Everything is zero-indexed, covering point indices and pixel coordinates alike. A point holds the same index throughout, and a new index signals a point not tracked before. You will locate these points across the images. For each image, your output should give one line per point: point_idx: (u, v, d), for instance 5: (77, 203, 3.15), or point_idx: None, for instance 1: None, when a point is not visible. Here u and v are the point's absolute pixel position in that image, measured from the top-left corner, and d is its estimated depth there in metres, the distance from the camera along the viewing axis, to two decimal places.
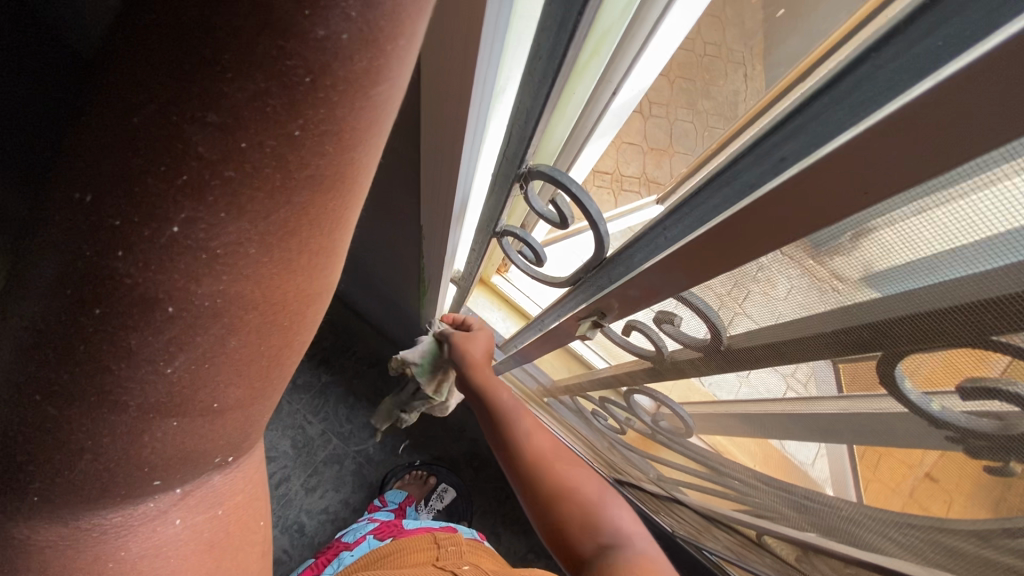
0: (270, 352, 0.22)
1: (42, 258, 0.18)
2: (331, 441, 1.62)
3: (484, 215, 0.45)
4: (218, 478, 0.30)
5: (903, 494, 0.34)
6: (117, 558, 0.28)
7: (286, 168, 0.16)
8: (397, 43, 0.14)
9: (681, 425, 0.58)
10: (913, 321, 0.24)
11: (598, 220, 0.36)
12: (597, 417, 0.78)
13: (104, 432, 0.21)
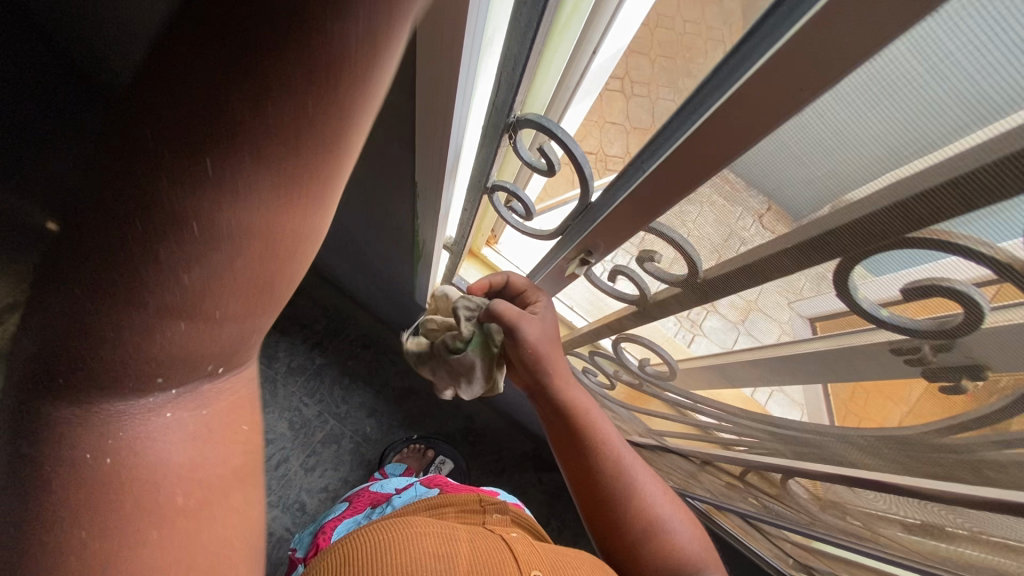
0: (269, 275, 0.24)
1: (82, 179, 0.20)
2: (328, 422, 1.65)
3: (474, 173, 0.49)
4: (211, 386, 0.32)
5: (876, 413, 0.41)
6: (119, 455, 0.30)
7: (294, 128, 0.18)
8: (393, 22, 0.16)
9: (666, 369, 0.63)
10: (854, 227, 0.28)
11: (583, 165, 0.39)
12: (587, 375, 0.82)
13: (120, 327, 0.23)
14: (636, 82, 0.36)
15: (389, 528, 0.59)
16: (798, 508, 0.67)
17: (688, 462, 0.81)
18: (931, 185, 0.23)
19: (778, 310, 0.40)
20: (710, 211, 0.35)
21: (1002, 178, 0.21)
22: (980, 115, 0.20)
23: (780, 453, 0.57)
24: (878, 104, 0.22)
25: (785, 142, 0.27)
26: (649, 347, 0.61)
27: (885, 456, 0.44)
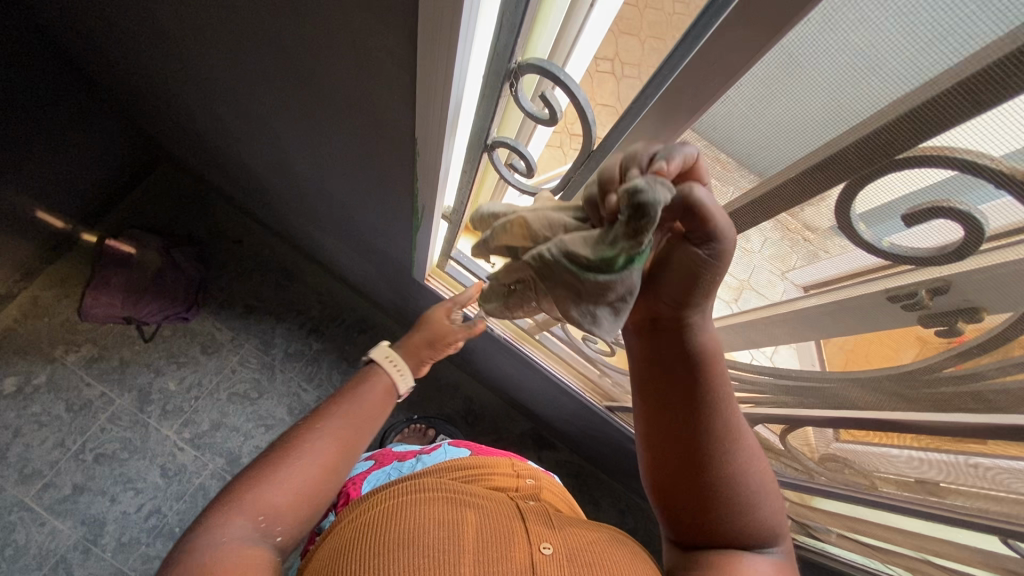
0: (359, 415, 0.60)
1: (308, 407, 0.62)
2: None
3: (474, 130, 0.49)
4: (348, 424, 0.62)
5: (876, 357, 0.44)
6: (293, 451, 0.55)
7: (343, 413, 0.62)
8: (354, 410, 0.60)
9: None
10: (859, 147, 0.30)
11: (585, 109, 0.39)
12: (588, 342, 0.83)
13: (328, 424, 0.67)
14: (626, 62, 0.36)
15: (417, 496, 0.59)
16: (801, 460, 0.69)
17: None
18: (912, 106, 0.26)
19: (775, 280, 0.46)
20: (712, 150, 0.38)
21: (973, 92, 0.24)
22: (956, 41, 0.23)
23: (786, 401, 0.58)
24: (860, 34, 0.25)
25: (768, 82, 0.30)
26: None
27: (892, 393, 0.45)
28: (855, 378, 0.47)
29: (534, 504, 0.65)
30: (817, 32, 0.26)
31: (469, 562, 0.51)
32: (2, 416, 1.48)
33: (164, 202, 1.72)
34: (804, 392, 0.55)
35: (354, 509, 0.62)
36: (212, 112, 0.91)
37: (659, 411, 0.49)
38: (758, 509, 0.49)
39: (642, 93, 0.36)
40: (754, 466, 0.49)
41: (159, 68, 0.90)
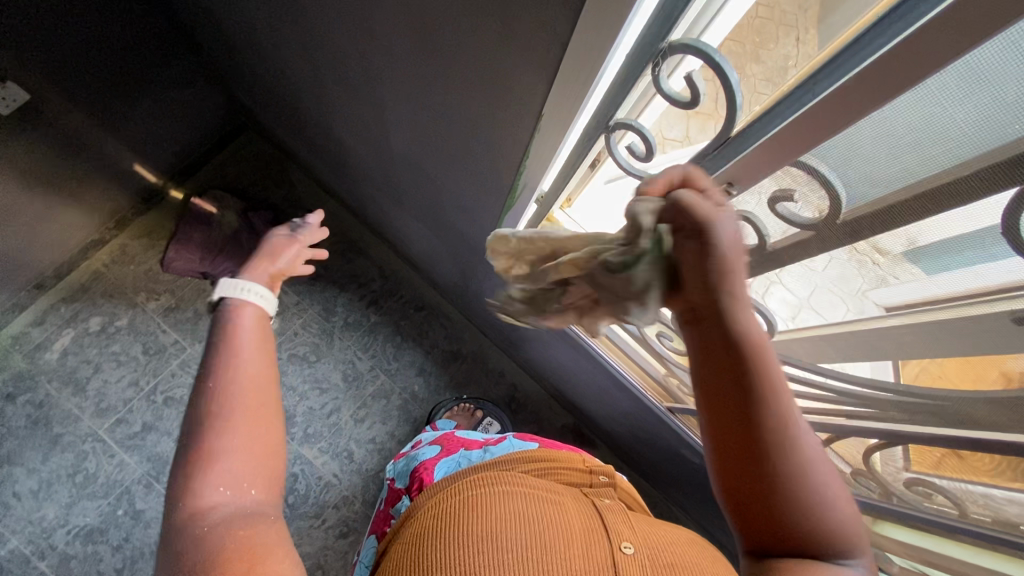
0: (254, 418, 0.56)
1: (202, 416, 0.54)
2: (379, 377, 1.71)
3: (600, 109, 0.49)
4: (240, 437, 0.54)
5: (972, 376, 0.43)
6: (219, 471, 0.51)
7: (223, 421, 0.54)
8: (217, 426, 0.53)
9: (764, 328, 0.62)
10: (997, 167, 0.30)
11: (735, 93, 0.38)
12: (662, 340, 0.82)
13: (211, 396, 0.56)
14: (764, 48, 0.37)
15: (501, 489, 0.61)
16: (881, 482, 0.66)
17: None
18: None
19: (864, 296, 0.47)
20: (846, 156, 0.37)
21: None
22: None
23: (877, 415, 0.57)
24: (1013, 70, 0.26)
25: (914, 106, 0.31)
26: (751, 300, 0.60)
27: (1018, 411, 0.41)
28: (965, 399, 0.45)
29: (610, 503, 0.65)
30: (974, 61, 0.27)
31: (566, 550, 0.53)
32: (87, 351, 1.61)
33: (246, 165, 1.80)
34: (898, 406, 0.53)
35: (427, 498, 0.66)
36: (318, 80, 0.95)
37: (720, 405, 0.51)
38: (830, 514, 0.48)
39: (795, 89, 0.36)
40: (820, 465, 0.49)
41: (277, 44, 0.96)
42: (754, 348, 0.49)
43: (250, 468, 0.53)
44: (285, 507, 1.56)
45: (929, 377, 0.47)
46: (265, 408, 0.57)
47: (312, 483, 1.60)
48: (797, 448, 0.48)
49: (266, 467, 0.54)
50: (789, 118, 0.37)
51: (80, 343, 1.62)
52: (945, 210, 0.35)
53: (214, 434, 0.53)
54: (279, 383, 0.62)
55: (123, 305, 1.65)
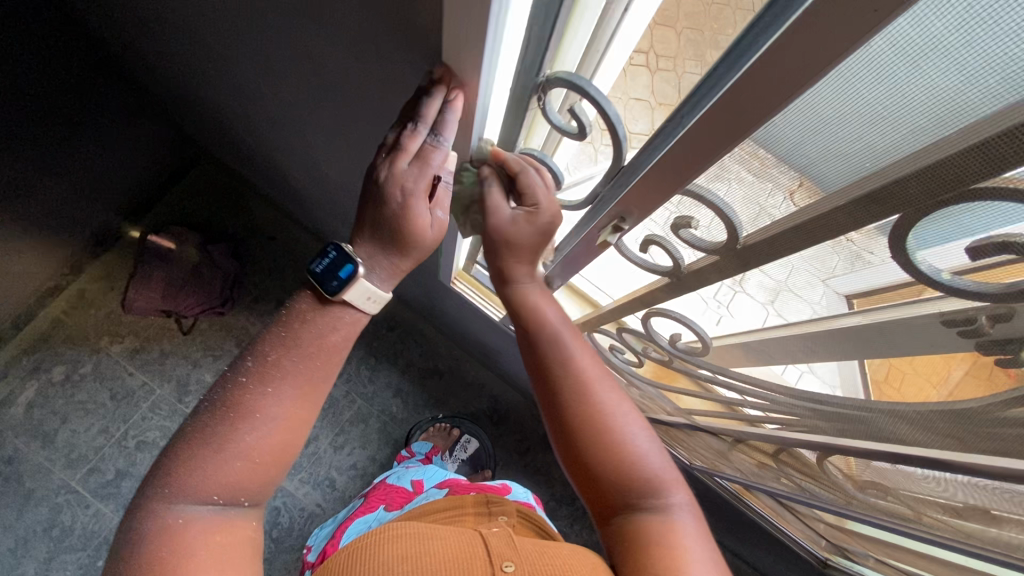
0: (286, 415, 0.56)
1: (249, 391, 0.55)
2: (355, 402, 1.68)
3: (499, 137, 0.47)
4: (256, 436, 0.55)
5: (912, 384, 0.41)
6: (219, 472, 0.53)
7: (245, 419, 0.54)
8: (244, 416, 0.54)
9: (699, 345, 0.60)
10: (881, 193, 0.28)
11: (618, 124, 0.37)
12: (614, 352, 0.81)
13: (267, 382, 0.56)
14: (660, 54, 0.33)
15: (395, 530, 0.58)
16: (833, 491, 0.66)
17: (718, 441, 0.79)
18: (948, 153, 0.24)
19: (814, 285, 0.39)
20: (739, 181, 0.35)
21: (1003, 152, 0.22)
22: (984, 93, 0.21)
23: (817, 432, 0.55)
24: (889, 76, 0.23)
25: (798, 115, 0.28)
26: (684, 322, 0.58)
27: (943, 432, 0.41)
28: (899, 415, 0.43)
29: (497, 530, 0.64)
30: (847, 68, 0.24)
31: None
32: (52, 402, 1.56)
33: (202, 197, 1.77)
34: (834, 424, 0.52)
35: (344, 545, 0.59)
36: (248, 112, 0.92)
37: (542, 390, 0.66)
38: (631, 457, 0.61)
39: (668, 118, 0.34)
40: (617, 422, 0.62)
41: (196, 74, 0.92)
42: (550, 340, 0.64)
43: (236, 485, 0.54)
44: (270, 542, 1.54)
45: (902, 388, 0.41)
46: (275, 440, 0.55)
47: (296, 515, 1.57)
48: (596, 413, 0.62)
49: (251, 486, 0.55)
50: (673, 141, 0.34)
51: (44, 394, 1.57)
52: (849, 234, 0.32)
53: (241, 424, 0.54)
54: (314, 407, 0.58)
55: (86, 353, 1.61)
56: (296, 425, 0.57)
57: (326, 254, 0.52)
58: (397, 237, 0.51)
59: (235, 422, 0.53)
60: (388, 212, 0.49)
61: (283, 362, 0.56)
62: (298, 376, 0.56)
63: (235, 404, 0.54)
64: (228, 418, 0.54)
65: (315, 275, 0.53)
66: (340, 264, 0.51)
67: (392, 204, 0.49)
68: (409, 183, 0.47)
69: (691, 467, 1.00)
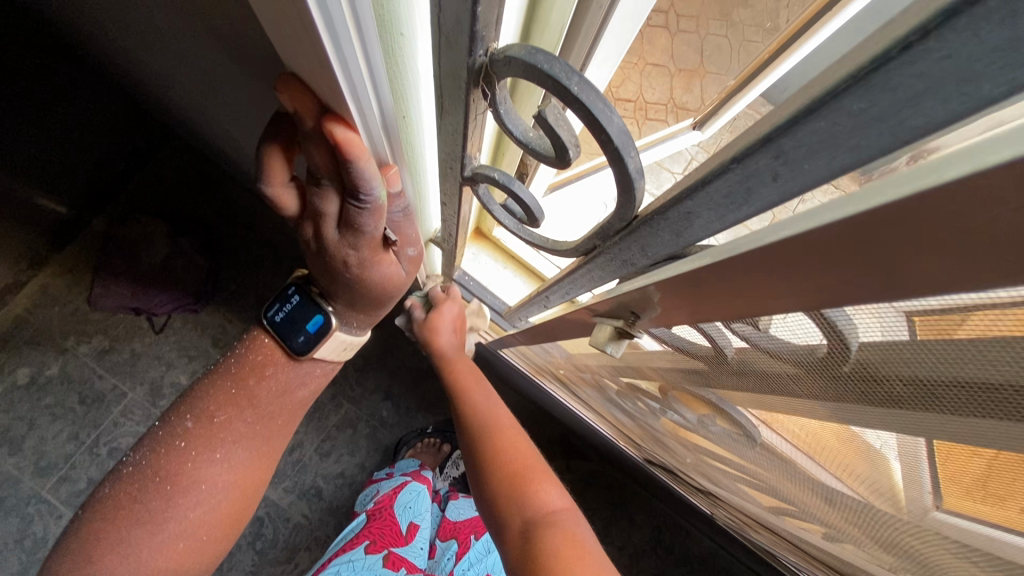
0: (227, 496, 0.55)
1: (183, 473, 0.52)
2: (342, 406, 1.55)
3: (441, 153, 0.30)
4: (186, 517, 0.52)
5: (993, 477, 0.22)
6: (138, 557, 0.50)
7: (180, 490, 0.52)
8: (178, 493, 0.52)
9: (740, 433, 0.39)
10: None
11: (623, 160, 0.19)
12: (624, 400, 0.62)
13: (205, 462, 0.53)
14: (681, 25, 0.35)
15: None
16: None
17: (755, 516, 0.64)
18: None
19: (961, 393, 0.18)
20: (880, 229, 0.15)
21: None
22: None
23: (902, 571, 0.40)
24: None
25: None
26: (715, 403, 0.38)
27: None
28: None
29: None
30: None
31: None
32: (17, 407, 1.45)
33: (170, 182, 1.61)
34: None
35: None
36: (175, 90, 0.74)
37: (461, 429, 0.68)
38: (525, 480, 0.58)
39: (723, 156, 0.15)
40: (516, 444, 0.62)
41: (91, 28, 0.71)
42: (462, 388, 0.71)
43: (174, 569, 0.52)
44: (254, 555, 1.44)
45: (936, 469, 0.24)
46: (225, 504, 0.55)
47: (280, 527, 1.47)
48: (496, 437, 0.63)
49: (191, 563, 0.54)
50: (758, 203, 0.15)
51: (8, 399, 1.45)
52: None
53: (175, 502, 0.52)
54: (263, 468, 0.59)
55: (50, 353, 1.49)
56: (231, 510, 0.56)
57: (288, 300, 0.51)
58: (366, 295, 0.40)
59: (170, 499, 0.52)
60: (345, 281, 0.37)
61: (234, 428, 0.54)
62: (251, 440, 0.56)
63: (166, 485, 0.52)
64: (155, 498, 0.51)
65: (286, 322, 0.52)
66: (305, 316, 0.51)
67: (342, 276, 0.36)
68: (352, 257, 0.33)
69: (715, 518, 0.84)
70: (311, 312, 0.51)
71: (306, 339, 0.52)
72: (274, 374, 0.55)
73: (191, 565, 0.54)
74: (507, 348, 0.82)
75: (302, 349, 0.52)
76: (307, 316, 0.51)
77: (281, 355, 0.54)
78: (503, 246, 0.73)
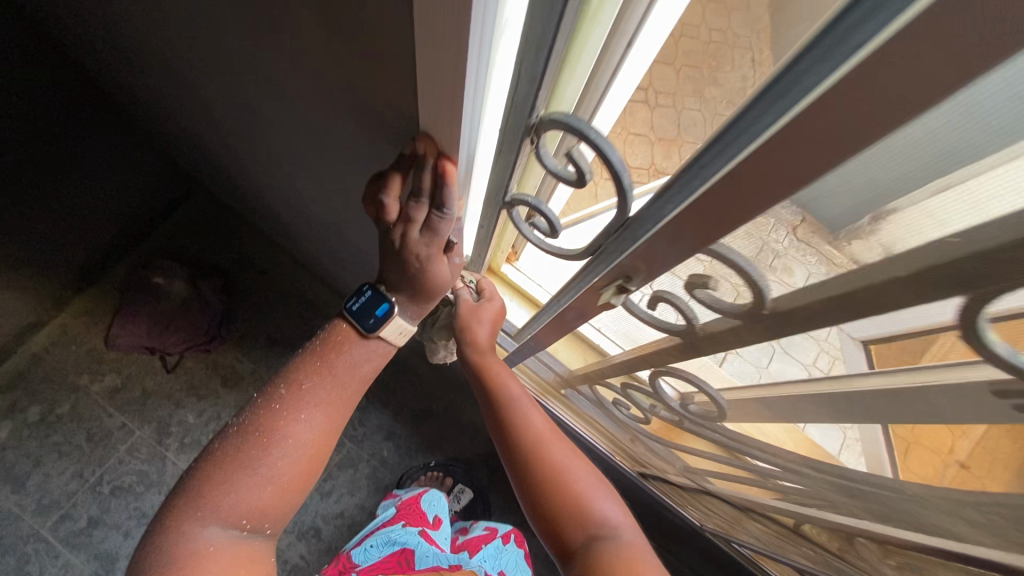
0: (315, 450, 0.63)
1: (275, 427, 0.61)
2: (344, 445, 1.60)
3: (490, 184, 0.42)
4: (279, 466, 0.60)
5: (916, 455, 0.36)
6: (236, 497, 0.59)
7: (271, 442, 0.60)
8: (271, 444, 0.60)
9: (711, 407, 0.52)
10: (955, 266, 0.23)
11: (622, 174, 0.32)
12: (618, 406, 0.72)
13: (292, 419, 0.61)
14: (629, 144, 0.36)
15: None
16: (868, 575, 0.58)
17: (732, 508, 0.73)
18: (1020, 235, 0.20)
19: (843, 330, 0.32)
20: (781, 225, 0.28)
21: None
22: None
23: (850, 514, 0.51)
24: (966, 142, 0.19)
25: (855, 169, 0.22)
26: (689, 378, 0.51)
27: (943, 512, 0.38)
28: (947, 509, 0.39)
29: None
30: (923, 127, 0.19)
31: None
32: (24, 444, 1.48)
33: (192, 231, 1.73)
34: (880, 515, 0.46)
35: None
36: (240, 146, 0.89)
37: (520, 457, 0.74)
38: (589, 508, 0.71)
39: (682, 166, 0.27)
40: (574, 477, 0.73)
41: (175, 91, 0.86)
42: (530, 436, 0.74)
43: (262, 512, 0.60)
44: None
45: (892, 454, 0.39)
46: (305, 460, 0.62)
47: (278, 568, 1.47)
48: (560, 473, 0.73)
49: (276, 510, 0.62)
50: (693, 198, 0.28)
51: (18, 436, 1.48)
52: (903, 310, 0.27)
53: (269, 453, 0.60)
54: (337, 432, 0.66)
55: (63, 390, 1.54)
56: (313, 462, 0.64)
57: (362, 294, 0.62)
58: (419, 287, 0.53)
59: (263, 449, 0.60)
60: (409, 273, 0.51)
61: (317, 390, 0.62)
62: (330, 403, 0.63)
63: (262, 435, 0.60)
64: (251, 448, 0.60)
65: (359, 311, 0.62)
66: (376, 302, 0.61)
67: (409, 267, 0.50)
68: (423, 253, 0.47)
69: (702, 529, 0.92)
70: (376, 300, 0.61)
71: (374, 321, 0.62)
72: (350, 351, 0.64)
73: (279, 510, 0.62)
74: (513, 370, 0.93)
75: (372, 329, 0.62)
76: (373, 304, 0.62)
77: (354, 337, 0.64)
78: (509, 279, 0.82)
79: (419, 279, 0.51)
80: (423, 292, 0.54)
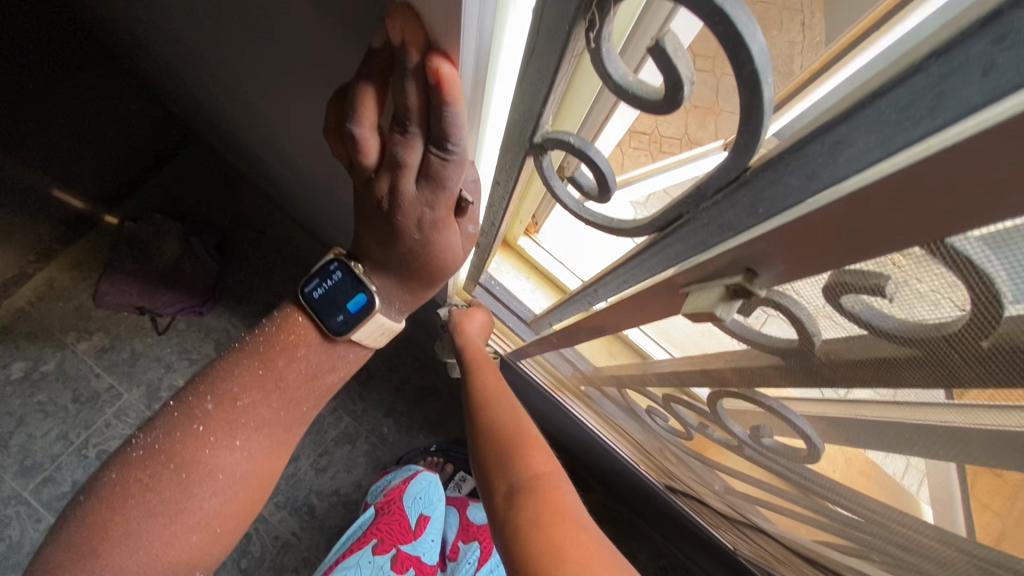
0: (252, 481, 0.54)
1: (202, 460, 0.50)
2: (342, 420, 1.51)
3: (513, 115, 0.28)
4: (207, 505, 0.51)
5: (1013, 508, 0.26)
6: (150, 550, 0.48)
7: (197, 478, 0.50)
8: (199, 479, 0.50)
9: (802, 446, 0.37)
10: None
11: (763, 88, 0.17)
12: (653, 416, 0.59)
13: (224, 447, 0.51)
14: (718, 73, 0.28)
15: None
16: None
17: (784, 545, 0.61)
18: None
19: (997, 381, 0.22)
20: None
21: None
22: None
23: None
24: None
25: None
26: (772, 410, 0.36)
27: None
28: None
29: None
30: None
31: None
32: (8, 402, 1.41)
33: (189, 185, 1.61)
34: None
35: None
36: (218, 81, 0.75)
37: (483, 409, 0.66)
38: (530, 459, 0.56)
39: (917, 54, 0.13)
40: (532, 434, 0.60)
41: (140, 10, 0.72)
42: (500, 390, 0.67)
43: (186, 562, 0.51)
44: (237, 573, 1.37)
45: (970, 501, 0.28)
46: (241, 492, 0.53)
47: (268, 544, 1.40)
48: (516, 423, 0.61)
49: (205, 555, 0.52)
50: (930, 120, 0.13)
51: (1, 393, 1.41)
52: None
53: (195, 490, 0.50)
54: (279, 456, 0.57)
55: (49, 347, 1.45)
56: (250, 494, 0.54)
57: (328, 277, 0.48)
58: (419, 258, 0.40)
59: (190, 487, 0.50)
60: (409, 245, 0.39)
61: (256, 412, 0.52)
62: (273, 425, 0.54)
63: (182, 470, 0.50)
64: (170, 489, 0.49)
65: (323, 302, 0.48)
66: (347, 294, 0.48)
67: (405, 233, 0.37)
68: (426, 217, 0.35)
69: (736, 553, 0.80)
70: (348, 289, 0.48)
71: (345, 319, 0.49)
72: (305, 357, 0.52)
73: (207, 554, 0.53)
74: (527, 360, 0.80)
75: (340, 329, 0.49)
76: (343, 294, 0.48)
77: (315, 336, 0.52)
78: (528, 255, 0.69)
79: (416, 248, 0.39)
80: (422, 265, 0.41)
